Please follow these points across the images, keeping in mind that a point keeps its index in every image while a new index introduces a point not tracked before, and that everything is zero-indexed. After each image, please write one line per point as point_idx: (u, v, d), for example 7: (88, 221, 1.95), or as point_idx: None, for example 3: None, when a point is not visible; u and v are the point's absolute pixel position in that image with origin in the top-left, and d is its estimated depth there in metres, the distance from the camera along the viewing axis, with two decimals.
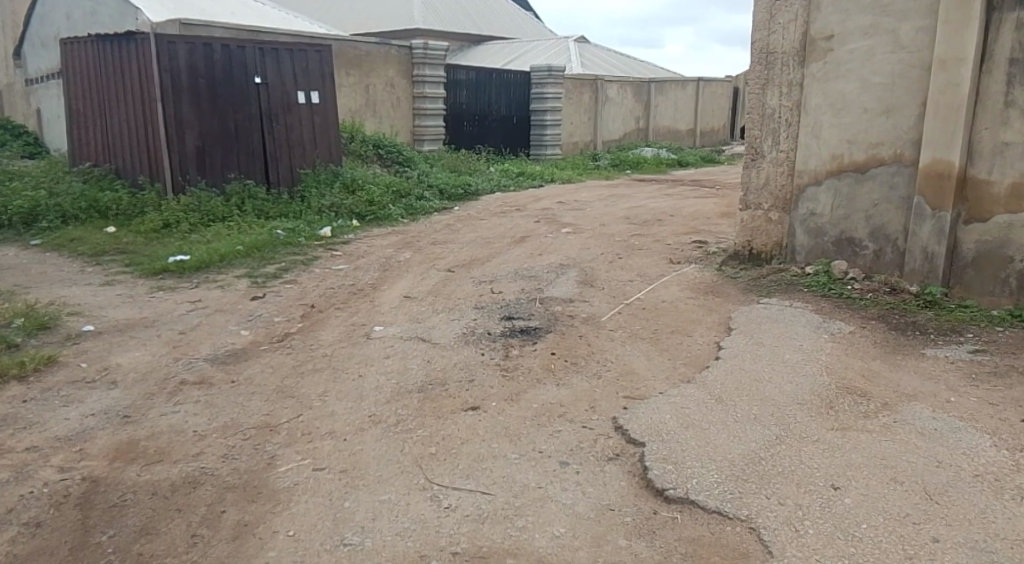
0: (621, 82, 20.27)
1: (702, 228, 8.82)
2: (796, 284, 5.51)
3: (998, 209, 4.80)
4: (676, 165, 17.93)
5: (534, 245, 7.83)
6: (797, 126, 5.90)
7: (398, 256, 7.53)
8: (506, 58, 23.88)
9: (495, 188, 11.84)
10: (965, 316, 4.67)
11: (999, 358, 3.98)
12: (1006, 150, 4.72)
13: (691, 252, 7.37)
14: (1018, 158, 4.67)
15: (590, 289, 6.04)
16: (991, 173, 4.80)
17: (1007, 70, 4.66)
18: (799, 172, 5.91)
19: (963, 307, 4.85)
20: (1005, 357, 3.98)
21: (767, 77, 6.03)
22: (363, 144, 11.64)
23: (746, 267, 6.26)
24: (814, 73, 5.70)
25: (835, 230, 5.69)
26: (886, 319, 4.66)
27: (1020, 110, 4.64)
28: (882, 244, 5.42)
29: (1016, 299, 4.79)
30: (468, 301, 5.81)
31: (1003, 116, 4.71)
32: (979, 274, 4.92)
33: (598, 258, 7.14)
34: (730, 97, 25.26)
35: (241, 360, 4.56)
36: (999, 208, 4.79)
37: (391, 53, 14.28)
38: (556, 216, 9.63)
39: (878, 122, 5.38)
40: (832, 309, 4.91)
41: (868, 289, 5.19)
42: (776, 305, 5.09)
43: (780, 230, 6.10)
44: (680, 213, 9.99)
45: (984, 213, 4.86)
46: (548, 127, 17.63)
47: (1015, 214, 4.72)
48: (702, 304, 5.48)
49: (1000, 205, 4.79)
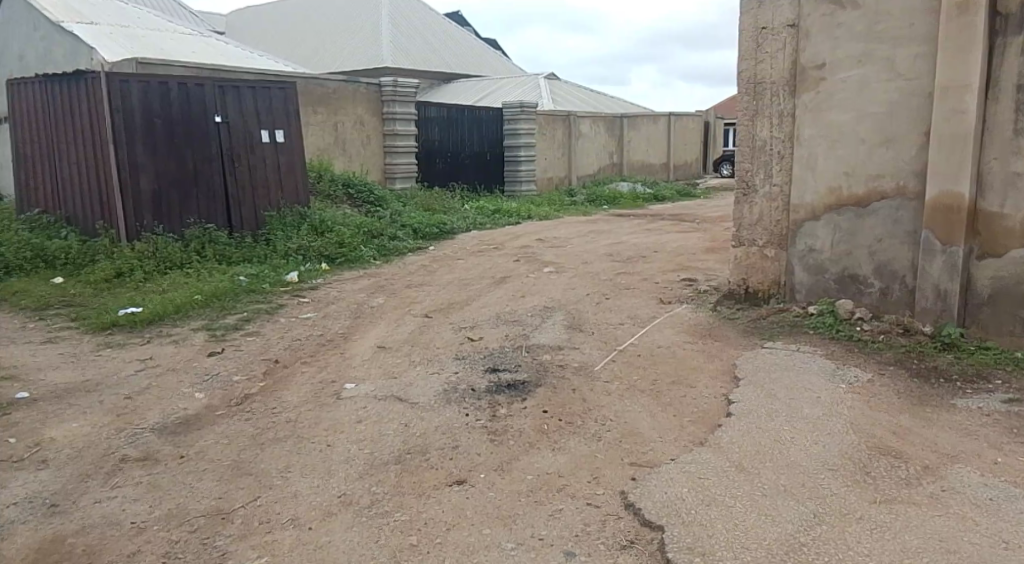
0: (594, 118, 20.21)
1: (688, 263, 8.50)
2: (799, 326, 5.16)
3: (1013, 243, 4.51)
4: (653, 199, 17.78)
5: (515, 287, 7.41)
6: (790, 158, 5.60)
7: (371, 301, 7.06)
8: (477, 95, 23.77)
9: (470, 226, 11.46)
10: (988, 359, 4.34)
11: None
12: (1019, 181, 4.45)
13: (680, 291, 7.01)
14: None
15: (579, 334, 5.62)
16: (1003, 205, 4.52)
17: (1016, 97, 4.41)
18: (794, 206, 5.60)
19: (982, 349, 4.53)
20: None
21: (756, 108, 5.74)
22: (332, 183, 11.22)
23: (743, 307, 5.91)
24: (806, 102, 5.41)
25: (837, 267, 5.38)
26: (904, 365, 4.31)
27: None
28: (889, 281, 5.11)
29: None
30: (448, 351, 5.35)
31: (1014, 145, 4.44)
32: (997, 312, 4.61)
33: (584, 300, 6.74)
34: (700, 130, 25.44)
35: (193, 429, 4.03)
36: (1014, 242, 4.51)
37: (360, 90, 13.95)
38: (535, 254, 9.26)
39: (876, 153, 5.08)
40: (844, 355, 4.55)
41: (879, 331, 4.85)
42: (782, 351, 4.72)
43: (777, 267, 5.77)
44: (663, 248, 9.68)
45: (999, 248, 4.56)
46: (522, 162, 17.40)
47: None
48: (701, 349, 5.08)
49: (1015, 238, 4.51)
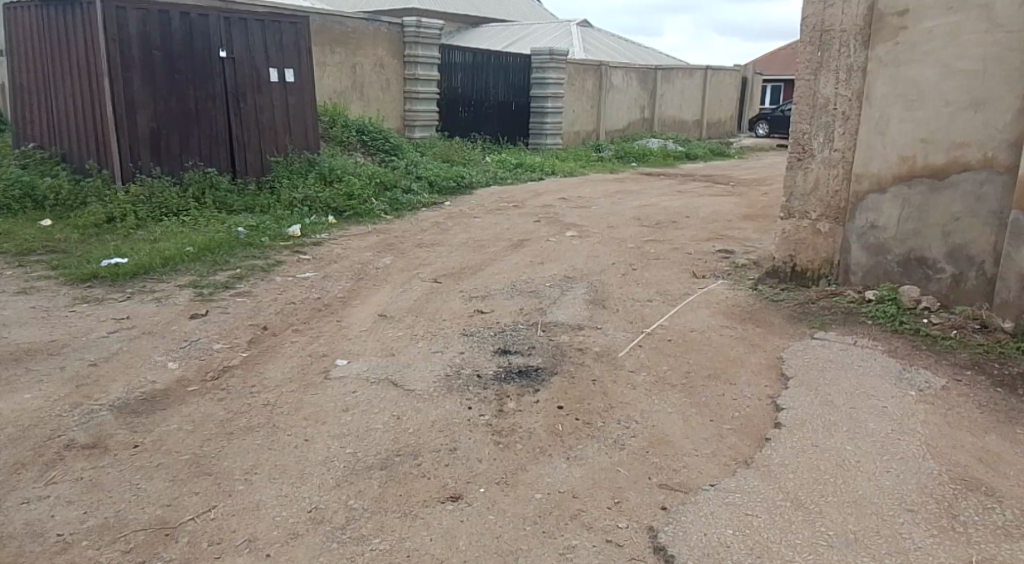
0: (627, 69, 19.19)
1: (724, 232, 7.82)
2: (855, 314, 4.52)
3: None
4: (684, 158, 16.90)
5: (534, 252, 6.81)
6: (856, 120, 4.88)
7: (377, 260, 6.51)
8: (505, 40, 22.74)
9: (490, 181, 10.80)
10: None
11: None
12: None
13: (716, 264, 6.36)
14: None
15: (603, 311, 5.03)
16: None
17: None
18: (857, 175, 4.90)
19: None
20: None
21: (821, 60, 5.00)
22: (346, 129, 10.58)
23: (789, 289, 5.26)
24: (882, 55, 4.67)
25: (901, 248, 4.71)
26: (984, 369, 3.66)
27: None
28: (963, 267, 4.44)
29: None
30: (455, 325, 4.79)
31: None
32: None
33: (610, 270, 6.13)
34: (738, 86, 24.23)
35: (157, 409, 3.53)
36: None
37: (380, 30, 13.14)
38: (558, 214, 8.62)
39: (961, 118, 4.35)
40: (911, 354, 3.91)
41: (951, 326, 4.19)
42: (838, 345, 4.09)
43: (832, 245, 5.10)
44: (696, 214, 8.97)
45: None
46: (549, 114, 16.55)
47: None
48: (742, 337, 4.46)
49: None
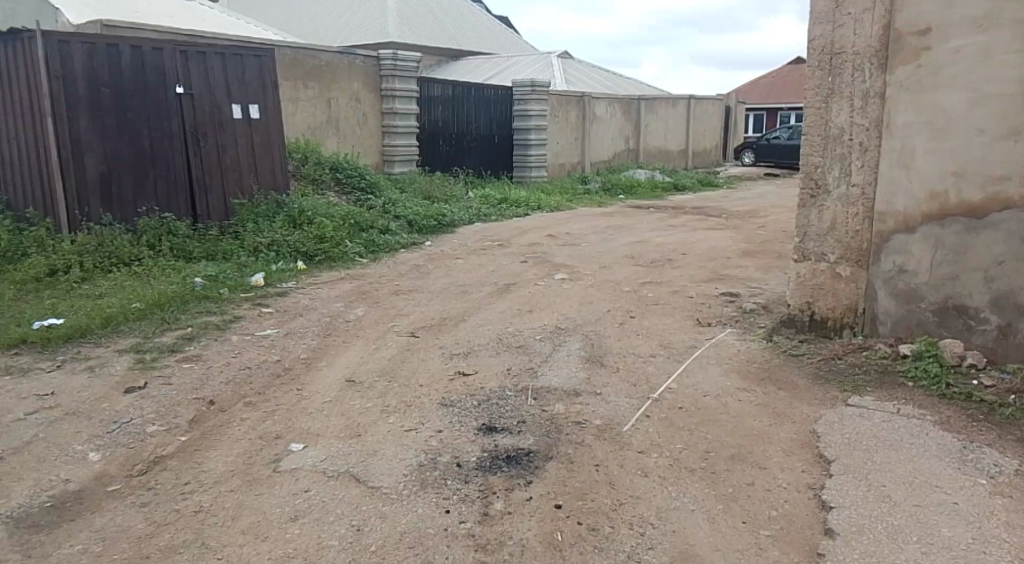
0: (610, 99, 18.88)
1: (724, 270, 7.28)
2: (893, 374, 3.96)
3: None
4: (673, 188, 16.51)
5: (520, 298, 6.20)
6: (876, 152, 4.33)
7: (348, 312, 5.89)
8: (487, 73, 22.43)
9: (473, 217, 10.24)
10: None
11: None
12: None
13: (721, 310, 5.79)
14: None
15: (601, 372, 4.42)
16: None
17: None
18: (880, 214, 4.35)
19: None
20: None
21: (831, 86, 4.45)
22: (318, 166, 10.02)
23: (809, 341, 4.70)
24: (902, 80, 4.14)
25: (937, 295, 4.16)
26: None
27: None
28: (1011, 317, 3.89)
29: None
30: (432, 393, 4.16)
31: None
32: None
33: (605, 320, 5.53)
34: (722, 115, 24.06)
35: (62, 522, 2.86)
36: None
37: (356, 63, 12.68)
38: (546, 254, 8.05)
39: (998, 148, 3.82)
40: (966, 427, 3.33)
41: (1008, 389, 3.63)
42: (878, 416, 3.51)
43: (855, 291, 4.56)
44: (692, 250, 8.44)
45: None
46: (533, 146, 16.11)
47: None
48: (764, 405, 3.87)
49: None
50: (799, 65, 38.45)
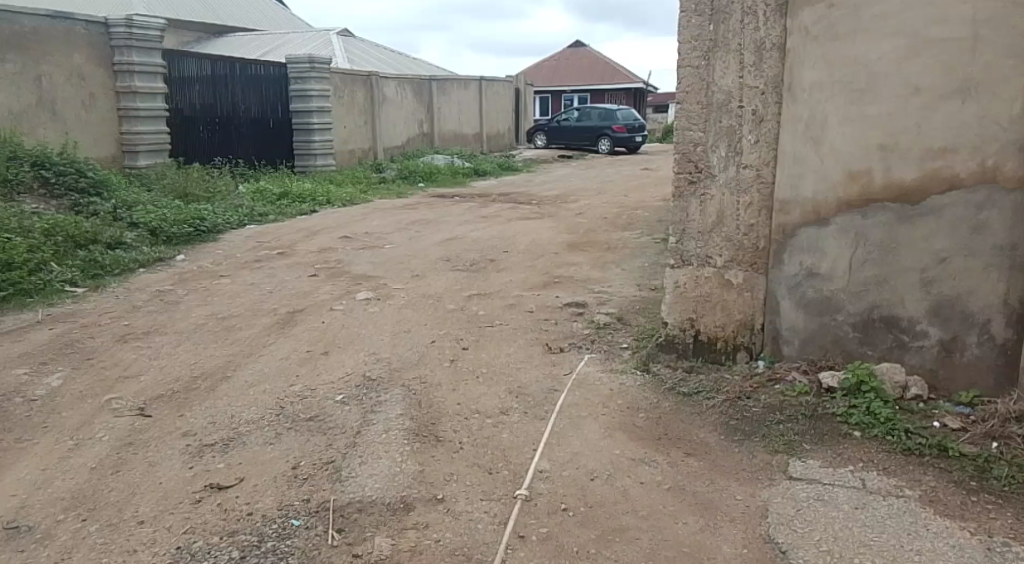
0: (400, 80, 17.27)
1: (556, 270, 6.15)
2: (830, 420, 3.01)
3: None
4: (473, 175, 15.32)
5: (308, 333, 4.52)
6: (773, 123, 3.37)
7: (35, 380, 3.85)
8: (256, 50, 19.65)
9: (244, 219, 8.21)
10: None
11: None
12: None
13: (571, 327, 4.59)
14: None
15: (439, 456, 2.93)
16: None
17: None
18: (782, 202, 3.39)
19: None
20: None
21: (713, 38, 3.41)
22: (12, 162, 7.38)
23: (697, 369, 3.67)
24: (808, 25, 3.19)
25: (857, 305, 3.29)
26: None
27: None
28: (951, 329, 3.11)
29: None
30: (158, 542, 2.44)
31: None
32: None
33: (428, 357, 4.07)
34: (513, 98, 23.46)
35: None
36: None
37: (75, 31, 9.88)
38: (340, 263, 6.39)
39: (937, 112, 2.98)
40: (963, 506, 2.41)
41: (984, 433, 2.78)
42: (845, 499, 2.50)
43: (750, 302, 3.58)
44: (515, 246, 7.20)
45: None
46: (316, 132, 13.93)
47: None
48: (678, 491, 2.67)
49: None
50: (576, 49, 39.36)
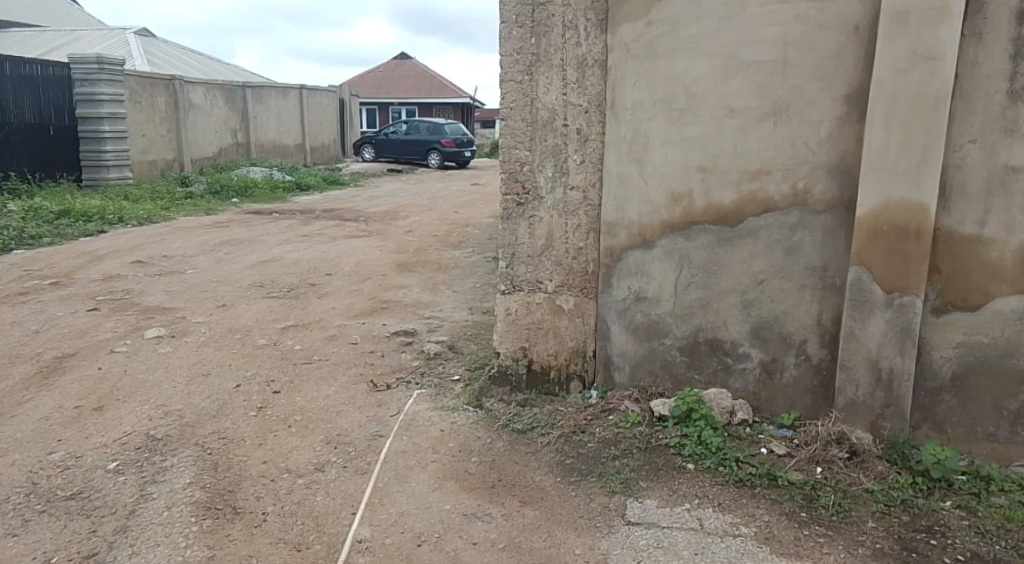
0: (209, 86, 15.97)
1: (382, 294, 5.77)
2: (664, 453, 2.94)
3: (1005, 289, 2.73)
4: (295, 188, 14.46)
5: (81, 383, 3.79)
6: (598, 143, 3.26)
7: None
8: (36, 47, 17.35)
9: (10, 242, 7.01)
10: (1007, 508, 2.54)
11: None
12: (1013, 180, 2.66)
13: (398, 359, 4.24)
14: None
15: (234, 535, 2.46)
16: (983, 222, 2.72)
17: (1016, 38, 2.59)
18: (609, 226, 3.29)
19: (971, 478, 2.71)
20: None
21: (535, 51, 3.26)
22: None
23: (531, 402, 3.47)
24: (628, 42, 3.12)
25: (684, 328, 3.26)
26: (924, 559, 2.29)
27: None
28: (772, 350, 3.14)
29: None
30: None
31: (1008, 118, 2.63)
32: (968, 405, 2.85)
33: (231, 405, 3.54)
34: (337, 109, 22.65)
35: None
36: (1000, 284, 2.74)
37: None
38: (129, 293, 5.56)
39: (752, 134, 3.00)
40: (796, 542, 2.39)
41: (808, 458, 2.84)
42: (685, 545, 2.39)
43: (582, 329, 3.44)
44: (337, 269, 6.71)
45: (973, 296, 2.77)
46: (108, 141, 12.44)
47: None
48: (514, 549, 2.42)
49: (1000, 280, 2.74)
50: (403, 61, 39.02)
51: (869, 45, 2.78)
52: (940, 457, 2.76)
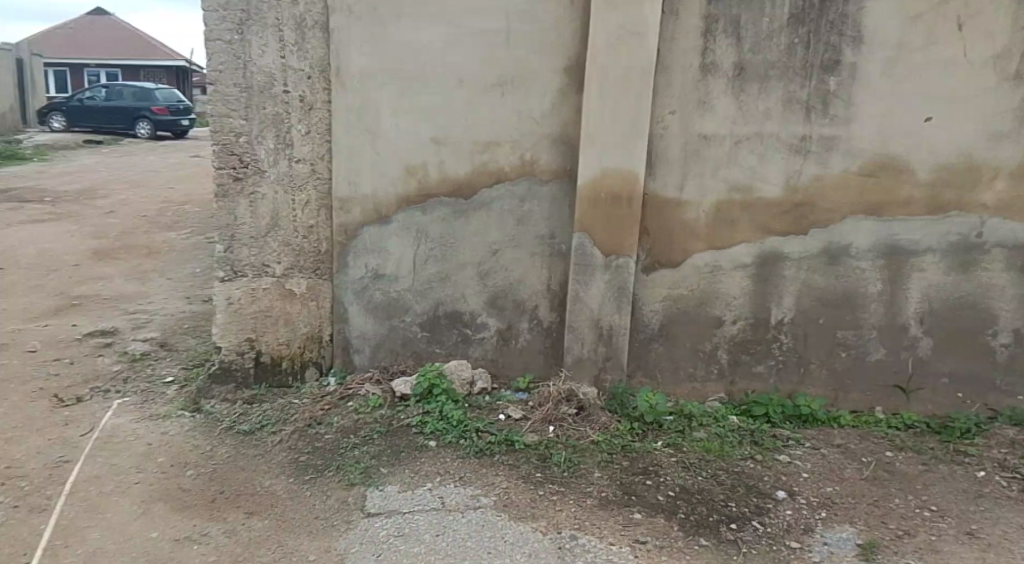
0: None
1: (71, 289, 4.88)
2: (405, 434, 2.82)
3: (700, 246, 2.97)
4: None
5: None
6: (322, 111, 2.98)
7: None
8: None
9: None
10: (708, 439, 2.82)
11: (879, 536, 2.28)
12: (705, 148, 2.89)
13: (96, 365, 3.59)
14: (723, 161, 2.89)
15: None
16: (684, 185, 2.93)
17: (706, 15, 2.78)
18: (340, 201, 3.05)
19: (679, 417, 2.97)
20: (881, 534, 2.29)
21: (244, 8, 2.87)
22: None
23: (261, 398, 3.12)
24: (349, 3, 2.87)
25: (424, 304, 3.15)
26: (642, 500, 2.44)
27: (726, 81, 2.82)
28: (509, 318, 3.16)
29: (728, 386, 3.10)
30: None
31: (700, 90, 2.84)
32: (673, 353, 3.09)
33: None
34: (12, 70, 19.02)
35: None
36: (699, 242, 2.97)
37: None
38: None
39: (481, 104, 2.94)
40: (532, 503, 2.42)
41: (541, 419, 2.90)
42: (425, 526, 2.30)
43: (314, 313, 3.17)
44: (11, 261, 5.56)
45: (673, 254, 2.99)
46: None
47: (725, 253, 2.97)
48: None
49: (700, 238, 2.97)
50: (101, 18, 34.02)
51: (585, 19, 2.84)
52: (652, 402, 2.98)
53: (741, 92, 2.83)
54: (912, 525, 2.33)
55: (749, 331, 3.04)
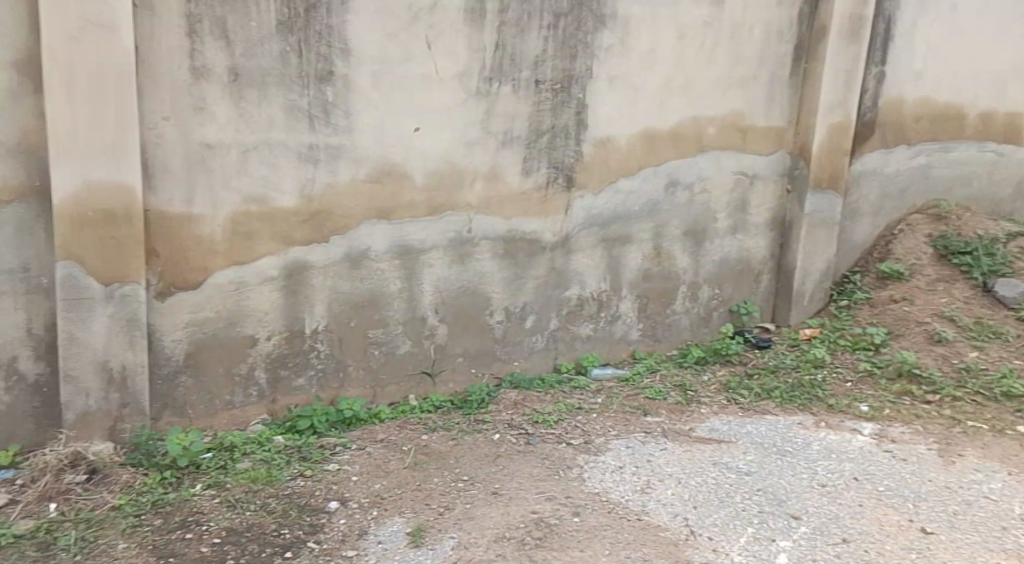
0: None
1: None
2: None
3: (220, 262, 2.69)
4: None
5: None
6: None
7: None
8: None
9: None
10: (255, 467, 2.60)
11: (421, 515, 2.40)
12: (210, 158, 2.60)
13: None
14: (234, 171, 2.65)
15: None
16: (191, 199, 2.60)
17: (187, 14, 2.47)
18: None
19: (219, 453, 2.68)
20: (424, 512, 2.42)
21: None
22: None
23: None
24: None
25: None
26: (180, 559, 2.12)
27: (221, 85, 2.57)
28: None
29: (270, 406, 2.92)
30: None
31: (193, 95, 2.53)
32: (204, 383, 2.77)
33: None
34: None
35: None
36: (217, 259, 2.69)
37: None
38: None
39: None
40: None
41: (38, 497, 2.35)
42: None
43: None
44: None
45: (192, 275, 2.65)
46: None
47: (248, 267, 2.75)
48: None
49: (217, 254, 2.68)
50: None
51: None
52: (184, 444, 2.61)
53: (242, 98, 2.61)
54: (450, 499, 2.50)
55: (283, 345, 2.89)
